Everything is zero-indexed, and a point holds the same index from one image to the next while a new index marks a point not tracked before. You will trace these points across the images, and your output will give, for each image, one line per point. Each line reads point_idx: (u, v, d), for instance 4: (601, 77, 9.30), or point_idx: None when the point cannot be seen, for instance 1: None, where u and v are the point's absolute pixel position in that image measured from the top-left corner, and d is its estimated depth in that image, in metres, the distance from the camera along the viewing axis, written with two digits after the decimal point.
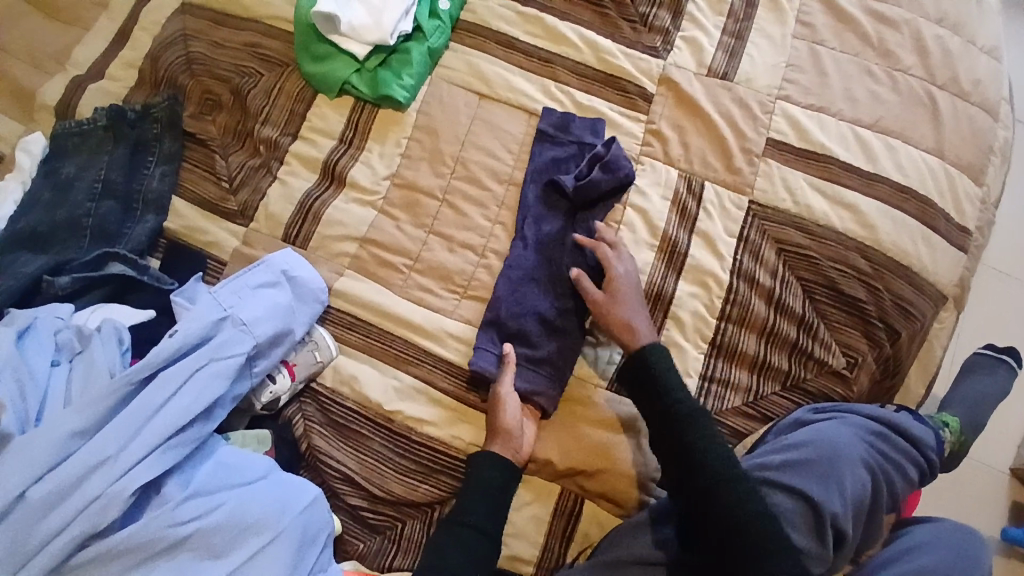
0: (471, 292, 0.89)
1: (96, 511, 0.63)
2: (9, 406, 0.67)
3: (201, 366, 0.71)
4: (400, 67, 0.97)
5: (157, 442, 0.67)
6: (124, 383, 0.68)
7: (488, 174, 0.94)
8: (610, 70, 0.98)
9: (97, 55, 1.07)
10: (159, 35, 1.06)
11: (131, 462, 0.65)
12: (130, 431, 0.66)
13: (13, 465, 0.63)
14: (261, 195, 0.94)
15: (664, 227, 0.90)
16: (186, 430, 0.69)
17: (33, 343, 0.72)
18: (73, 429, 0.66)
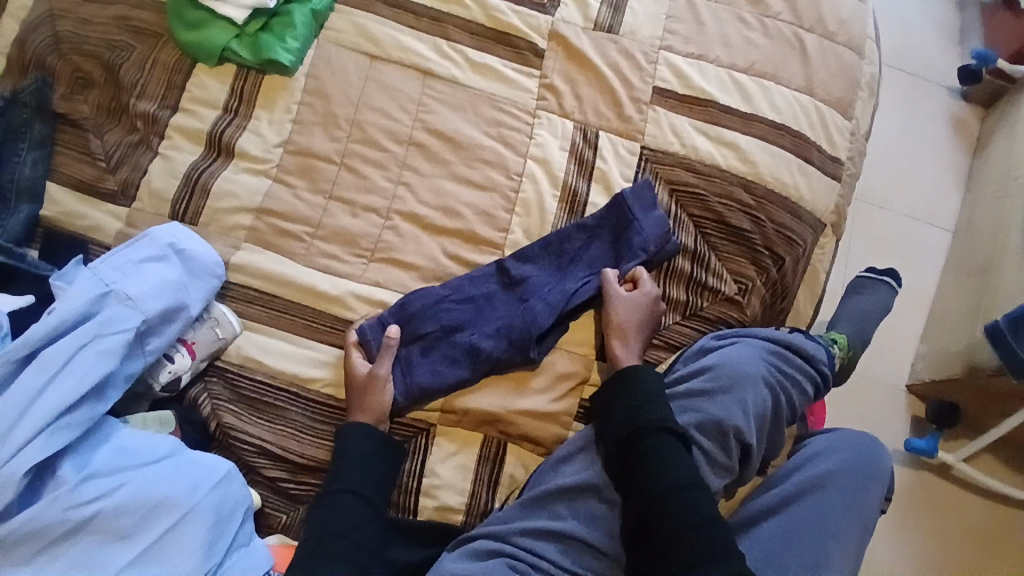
0: (379, 255, 0.89)
1: None
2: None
3: (87, 344, 0.67)
4: (282, 30, 0.94)
5: (42, 424, 0.62)
6: (2, 364, 0.64)
7: (385, 135, 0.93)
8: (500, 27, 0.99)
9: None
10: (22, 17, 0.97)
11: (15, 446, 0.61)
12: (12, 414, 0.62)
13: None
14: (143, 173, 0.89)
15: (563, 177, 0.93)
16: (77, 410, 0.65)
17: None
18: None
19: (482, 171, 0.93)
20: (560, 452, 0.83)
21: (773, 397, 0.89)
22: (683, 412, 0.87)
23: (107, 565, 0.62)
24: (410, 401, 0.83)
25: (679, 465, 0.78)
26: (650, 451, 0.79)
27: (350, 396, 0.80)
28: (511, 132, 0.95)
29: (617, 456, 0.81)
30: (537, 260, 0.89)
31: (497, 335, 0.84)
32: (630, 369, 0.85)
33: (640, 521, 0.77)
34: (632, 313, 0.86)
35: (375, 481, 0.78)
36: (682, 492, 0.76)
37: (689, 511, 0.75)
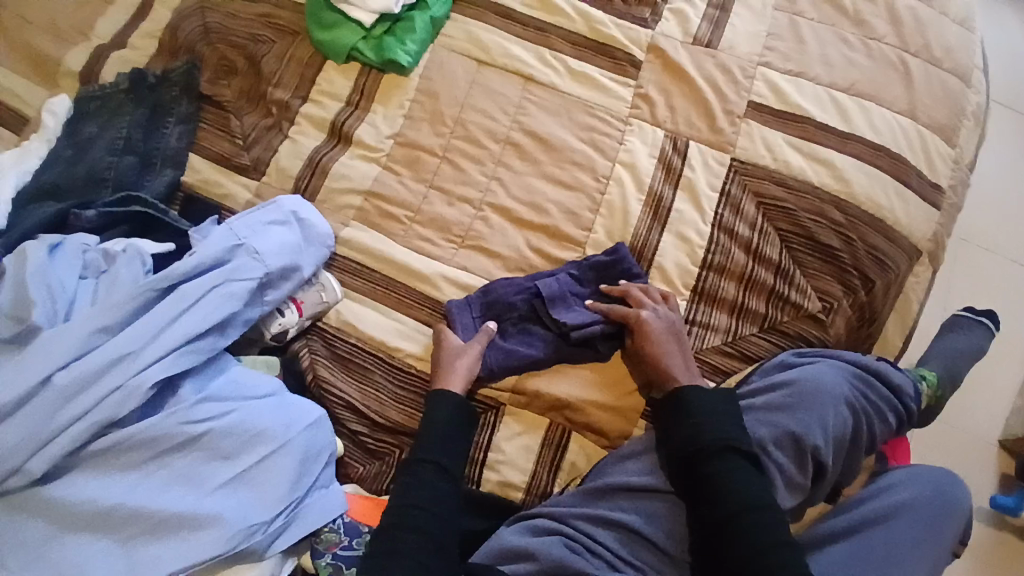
0: (468, 242, 0.96)
1: (115, 402, 0.68)
2: (37, 303, 0.71)
3: (218, 284, 0.77)
4: (403, 33, 1.03)
5: (175, 345, 0.72)
6: (147, 289, 0.74)
7: (485, 134, 1.01)
8: (601, 39, 1.04)
9: (116, 27, 1.17)
10: (177, 9, 1.14)
11: (151, 360, 0.70)
12: (151, 334, 0.72)
13: (42, 355, 0.68)
14: (273, 153, 1.00)
15: (650, 183, 0.96)
16: (202, 339, 0.74)
17: (60, 258, 0.76)
18: (98, 326, 0.71)
19: (571, 172, 0.98)
20: (627, 448, 0.85)
21: (853, 421, 0.87)
22: (758, 424, 0.85)
23: (209, 478, 0.70)
24: (484, 378, 0.88)
25: (749, 489, 0.77)
26: (712, 472, 0.78)
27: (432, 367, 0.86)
28: (602, 137, 0.99)
29: (680, 469, 0.81)
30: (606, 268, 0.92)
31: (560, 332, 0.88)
32: (685, 387, 0.83)
33: (708, 541, 0.77)
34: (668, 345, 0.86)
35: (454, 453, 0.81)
36: (750, 514, 0.75)
37: (759, 533, 0.74)
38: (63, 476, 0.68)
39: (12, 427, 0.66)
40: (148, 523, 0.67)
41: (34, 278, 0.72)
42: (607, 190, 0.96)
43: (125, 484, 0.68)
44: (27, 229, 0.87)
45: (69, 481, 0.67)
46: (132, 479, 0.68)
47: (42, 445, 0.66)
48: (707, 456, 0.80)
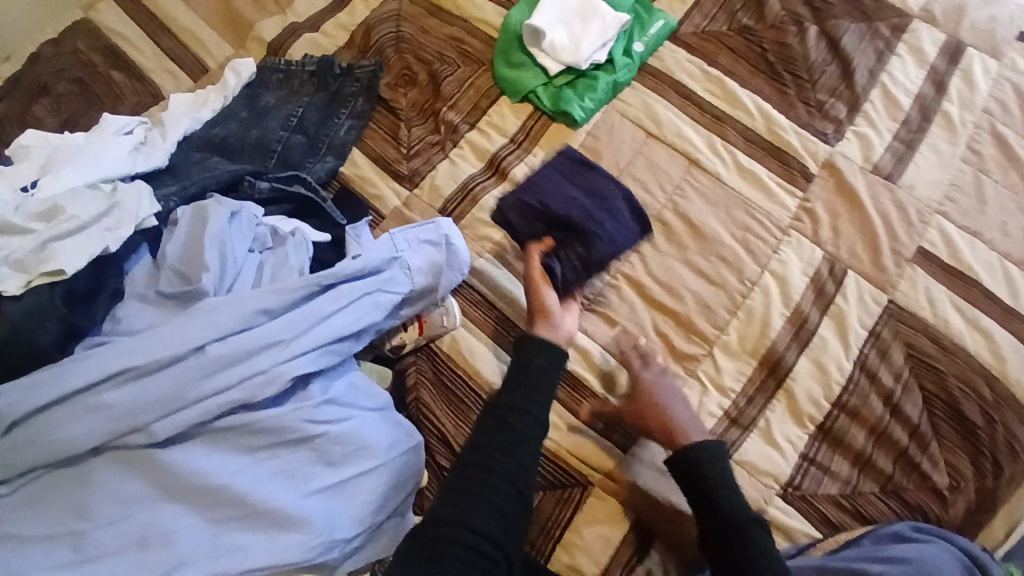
0: (594, 308, 0.94)
1: (255, 385, 0.69)
2: (209, 269, 0.74)
3: (371, 291, 0.78)
4: (584, 89, 1.05)
5: (321, 342, 0.73)
6: (312, 284, 0.75)
7: (637, 206, 0.99)
8: (777, 142, 1.02)
9: (314, 9, 1.24)
10: (375, 10, 1.19)
11: (296, 352, 0.71)
12: (302, 326, 0.73)
13: (201, 326, 0.70)
14: (432, 168, 1.03)
15: (798, 301, 0.92)
16: (341, 342, 0.75)
17: (236, 225, 0.79)
18: (261, 307, 0.73)
19: (717, 267, 0.95)
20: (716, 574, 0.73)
21: None
22: None
23: (308, 482, 0.69)
24: (578, 455, 0.85)
25: None
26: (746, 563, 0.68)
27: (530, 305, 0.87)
28: (757, 240, 0.96)
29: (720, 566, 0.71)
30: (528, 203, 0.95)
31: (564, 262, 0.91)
32: (687, 446, 0.77)
33: None
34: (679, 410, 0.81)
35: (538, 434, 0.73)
36: None
37: None
38: (179, 444, 0.68)
39: (154, 386, 0.68)
40: (244, 511, 0.66)
41: (212, 239, 0.76)
42: (752, 295, 0.93)
43: (235, 465, 0.68)
44: (204, 185, 0.87)
45: (184, 449, 0.68)
46: (242, 462, 0.69)
47: (174, 412, 0.68)
48: (737, 540, 0.70)
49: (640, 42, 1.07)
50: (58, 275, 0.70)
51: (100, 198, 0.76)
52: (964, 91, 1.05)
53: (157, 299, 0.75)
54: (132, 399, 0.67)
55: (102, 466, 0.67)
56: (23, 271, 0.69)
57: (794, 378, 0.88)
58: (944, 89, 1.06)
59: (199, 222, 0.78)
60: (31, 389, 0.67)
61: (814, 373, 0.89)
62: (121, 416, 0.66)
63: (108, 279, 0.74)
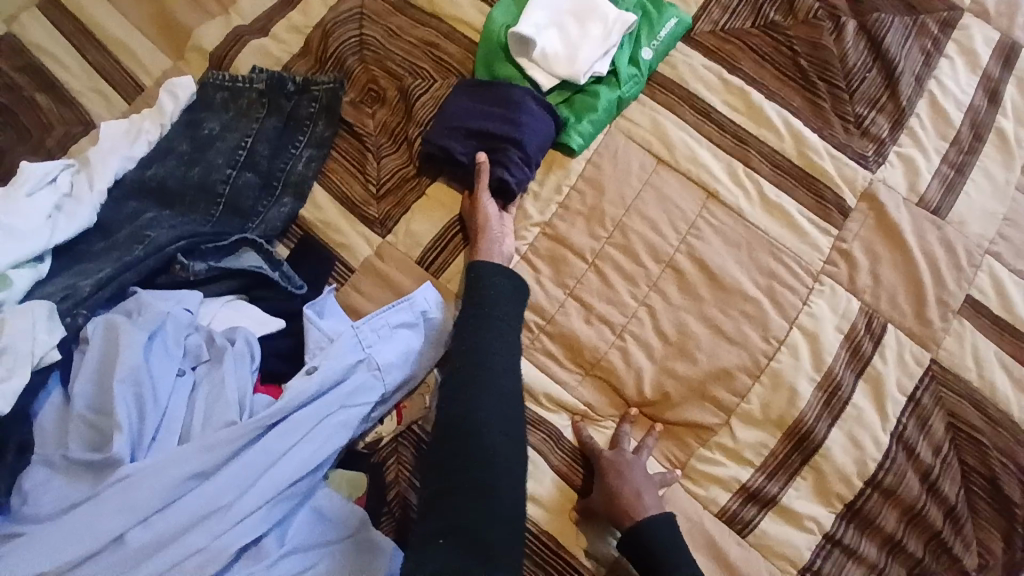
0: (595, 373, 0.83)
1: (196, 564, 0.63)
2: (123, 426, 0.65)
3: (330, 414, 0.70)
4: (582, 109, 0.89)
5: (270, 495, 0.66)
6: (251, 430, 0.67)
7: (646, 250, 0.86)
8: (809, 168, 0.87)
9: (261, 7, 1.06)
10: (333, 6, 1.01)
11: (241, 515, 0.65)
12: (244, 484, 0.66)
13: (128, 501, 0.63)
14: (407, 210, 0.90)
15: (831, 363, 0.80)
16: (296, 484, 0.68)
17: (160, 346, 0.71)
18: (191, 471, 0.65)
19: (738, 324, 0.83)
20: None
21: None
22: None
23: None
24: (584, 548, 0.75)
25: None
26: None
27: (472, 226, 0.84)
28: (784, 291, 0.83)
29: None
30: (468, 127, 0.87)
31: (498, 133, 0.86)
32: (642, 522, 0.71)
33: None
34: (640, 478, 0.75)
35: (512, 406, 0.72)
36: None
37: None
38: None
39: None
40: None
41: (126, 378, 0.68)
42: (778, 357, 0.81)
43: None
44: (124, 281, 0.76)
45: None
46: None
47: None
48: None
49: (648, 49, 0.90)
50: None
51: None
52: (1021, 102, 0.91)
53: (73, 469, 0.66)
54: None
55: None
56: None
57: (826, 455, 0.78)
58: (999, 99, 0.91)
59: (111, 351, 0.70)
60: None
61: (848, 450, 0.78)
62: None
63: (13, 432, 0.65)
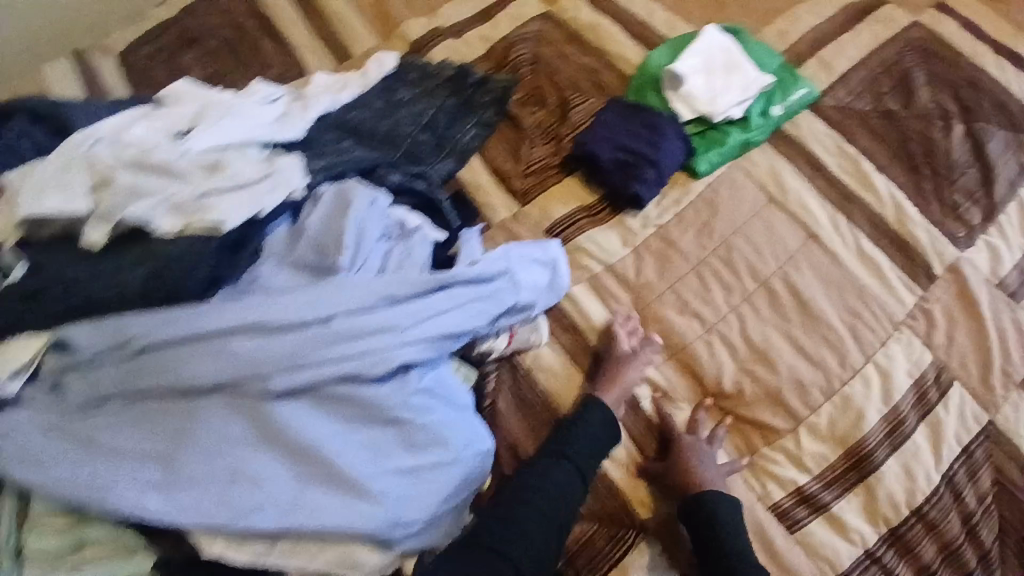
0: (681, 356, 0.94)
1: (366, 364, 0.72)
2: (346, 248, 0.77)
3: (483, 299, 0.82)
4: (713, 142, 1.05)
5: (431, 337, 0.76)
6: (432, 281, 0.78)
7: (746, 267, 0.98)
8: (903, 234, 1.00)
9: (461, 14, 1.28)
10: (518, 26, 1.23)
11: (409, 342, 0.74)
12: (418, 319, 0.75)
13: (334, 294, 0.74)
14: (546, 189, 1.07)
15: (898, 401, 0.89)
16: (448, 340, 0.78)
17: (373, 211, 0.83)
18: (384, 293, 0.75)
19: (818, 347, 0.93)
20: None
21: None
22: None
23: (390, 459, 0.73)
24: (640, 495, 0.87)
25: None
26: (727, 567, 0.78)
27: (596, 220, 1.03)
28: (864, 330, 0.94)
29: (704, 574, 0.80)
30: (615, 143, 1.04)
31: (641, 153, 1.02)
32: (706, 495, 0.82)
33: None
34: (708, 465, 0.85)
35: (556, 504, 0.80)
36: None
37: None
38: (282, 399, 0.70)
39: (278, 343, 0.70)
40: (326, 473, 0.69)
41: (353, 216, 0.80)
42: (849, 385, 0.90)
43: (328, 429, 0.71)
44: (345, 168, 0.92)
45: (288, 404, 0.70)
46: (334, 428, 0.71)
47: (289, 367, 0.70)
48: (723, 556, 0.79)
49: (779, 106, 1.08)
50: (216, 226, 0.75)
51: (260, 164, 0.83)
52: None
53: (297, 266, 0.78)
54: (256, 350, 0.70)
55: (213, 403, 0.69)
56: (180, 214, 0.76)
57: (878, 480, 0.85)
58: None
59: (338, 201, 0.82)
60: (167, 322, 0.70)
61: (902, 480, 0.85)
62: (242, 362, 0.69)
63: (254, 236, 0.78)
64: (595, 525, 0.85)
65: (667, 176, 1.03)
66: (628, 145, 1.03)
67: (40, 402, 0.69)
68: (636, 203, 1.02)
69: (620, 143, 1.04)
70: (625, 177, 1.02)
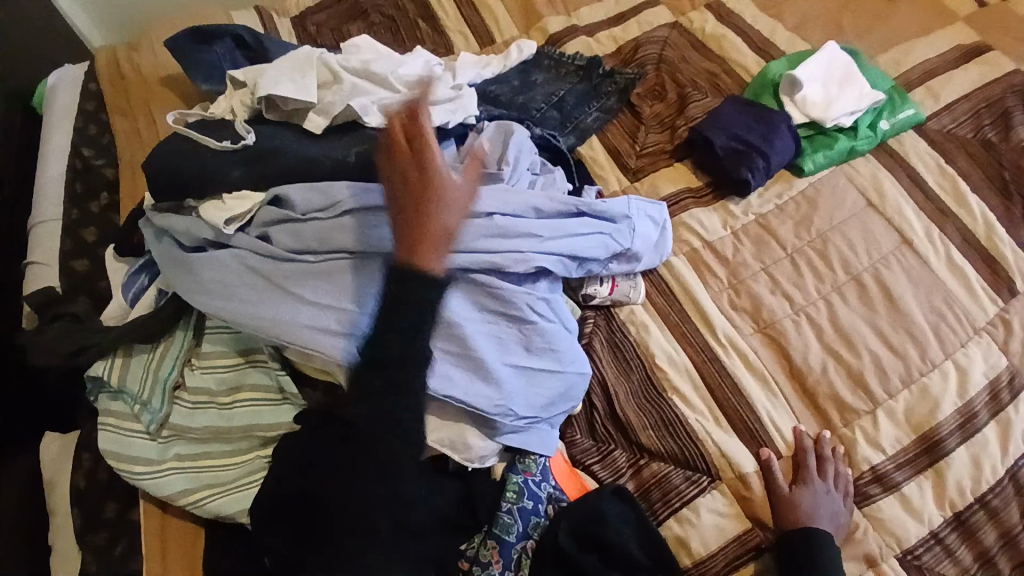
0: (767, 330, 1.00)
1: (511, 260, 0.85)
2: (507, 164, 0.94)
3: (606, 235, 0.95)
4: (820, 146, 1.15)
5: (561, 253, 0.89)
6: (571, 207, 0.92)
7: (839, 260, 1.05)
8: (992, 250, 1.05)
9: (594, 16, 1.43)
10: (646, 32, 1.37)
11: (547, 251, 0.87)
12: (555, 235, 0.89)
13: (496, 197, 0.87)
14: (655, 170, 1.18)
15: (972, 397, 0.94)
16: (572, 262, 0.91)
17: (524, 146, 0.99)
18: (534, 205, 0.89)
19: (901, 339, 0.98)
20: None
21: None
22: None
23: (510, 354, 0.85)
24: (720, 450, 0.91)
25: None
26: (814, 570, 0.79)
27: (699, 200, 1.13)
28: (947, 330, 0.99)
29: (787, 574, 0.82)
30: (731, 132, 1.14)
31: (754, 144, 1.12)
32: (815, 533, 0.81)
33: None
34: (823, 499, 0.85)
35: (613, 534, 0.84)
36: None
37: None
38: None
39: None
40: (458, 352, 0.82)
41: (511, 144, 0.97)
42: (928, 377, 0.95)
43: (468, 313, 0.84)
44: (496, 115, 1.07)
45: (443, 282, 0.83)
46: (473, 314, 0.84)
47: (454, 248, 0.83)
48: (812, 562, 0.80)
49: (887, 121, 1.16)
50: None
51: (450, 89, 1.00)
52: None
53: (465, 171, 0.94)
54: None
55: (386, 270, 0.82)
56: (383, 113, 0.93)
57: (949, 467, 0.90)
58: None
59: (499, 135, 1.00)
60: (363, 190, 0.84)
61: (970, 469, 0.90)
62: None
63: None
64: (672, 467, 0.91)
65: (774, 167, 1.12)
66: (744, 136, 1.14)
67: (246, 242, 0.83)
68: (741, 190, 1.12)
69: (738, 134, 1.14)
70: (735, 162, 1.12)
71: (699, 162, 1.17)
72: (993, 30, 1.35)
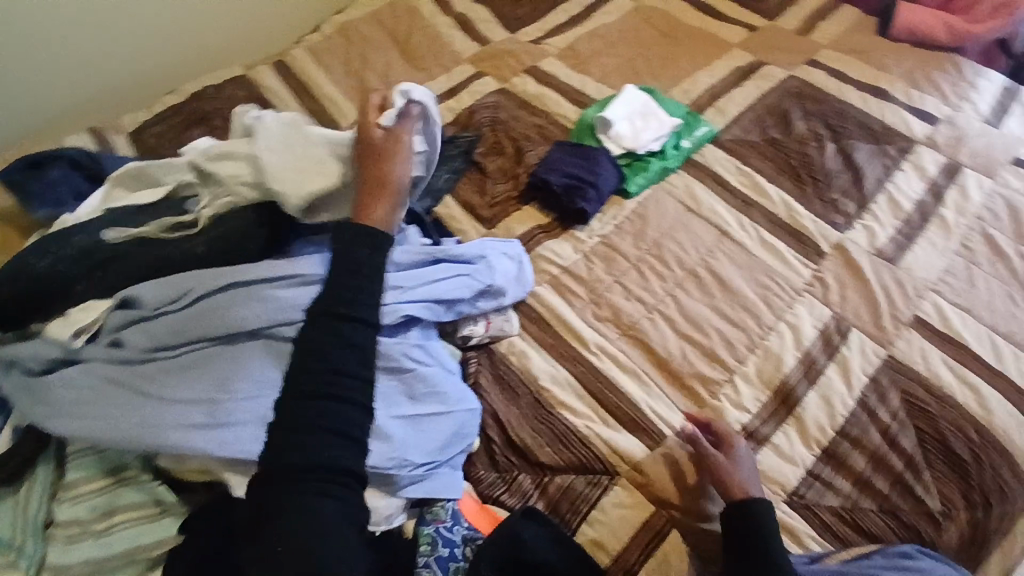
0: (631, 332, 1.12)
1: None
2: None
3: (465, 275, 1.04)
4: (639, 170, 1.34)
5: (425, 299, 0.97)
6: (426, 256, 1.02)
7: (674, 260, 1.21)
8: (796, 226, 1.26)
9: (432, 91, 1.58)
10: (478, 99, 1.53)
11: (409, 300, 0.96)
12: (414, 284, 0.98)
13: None
14: (507, 215, 1.29)
15: (808, 347, 1.10)
16: (437, 306, 1.00)
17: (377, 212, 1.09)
18: (390, 261, 0.99)
19: (740, 314, 1.14)
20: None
21: None
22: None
23: (395, 405, 0.90)
24: (610, 446, 0.99)
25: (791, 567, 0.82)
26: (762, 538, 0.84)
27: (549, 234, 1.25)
28: (775, 297, 1.16)
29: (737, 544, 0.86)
30: (563, 170, 1.30)
31: (584, 176, 1.28)
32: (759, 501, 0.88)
33: None
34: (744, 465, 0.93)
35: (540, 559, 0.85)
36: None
37: None
38: None
39: (302, 294, 0.92)
40: None
41: None
42: (769, 340, 1.10)
43: None
44: None
45: None
46: None
47: None
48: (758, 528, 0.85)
49: (688, 140, 1.38)
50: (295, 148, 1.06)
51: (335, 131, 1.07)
52: (959, 200, 1.29)
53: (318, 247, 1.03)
54: (287, 300, 0.90)
55: (250, 349, 0.88)
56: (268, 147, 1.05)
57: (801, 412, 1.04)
58: (942, 197, 1.30)
59: None
60: (215, 278, 0.92)
61: (821, 407, 1.04)
62: (275, 310, 0.89)
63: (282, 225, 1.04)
64: (573, 475, 0.97)
65: (604, 192, 1.28)
66: (575, 171, 1.29)
67: (102, 355, 0.86)
68: (580, 218, 1.27)
69: (569, 170, 1.30)
70: (570, 195, 1.27)
71: (542, 201, 1.31)
72: (762, 51, 1.64)
